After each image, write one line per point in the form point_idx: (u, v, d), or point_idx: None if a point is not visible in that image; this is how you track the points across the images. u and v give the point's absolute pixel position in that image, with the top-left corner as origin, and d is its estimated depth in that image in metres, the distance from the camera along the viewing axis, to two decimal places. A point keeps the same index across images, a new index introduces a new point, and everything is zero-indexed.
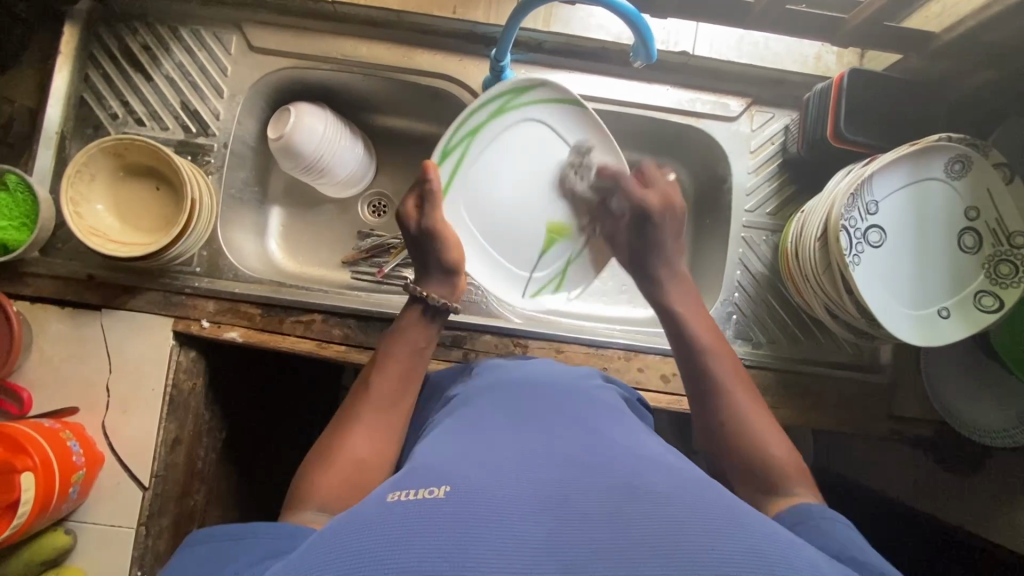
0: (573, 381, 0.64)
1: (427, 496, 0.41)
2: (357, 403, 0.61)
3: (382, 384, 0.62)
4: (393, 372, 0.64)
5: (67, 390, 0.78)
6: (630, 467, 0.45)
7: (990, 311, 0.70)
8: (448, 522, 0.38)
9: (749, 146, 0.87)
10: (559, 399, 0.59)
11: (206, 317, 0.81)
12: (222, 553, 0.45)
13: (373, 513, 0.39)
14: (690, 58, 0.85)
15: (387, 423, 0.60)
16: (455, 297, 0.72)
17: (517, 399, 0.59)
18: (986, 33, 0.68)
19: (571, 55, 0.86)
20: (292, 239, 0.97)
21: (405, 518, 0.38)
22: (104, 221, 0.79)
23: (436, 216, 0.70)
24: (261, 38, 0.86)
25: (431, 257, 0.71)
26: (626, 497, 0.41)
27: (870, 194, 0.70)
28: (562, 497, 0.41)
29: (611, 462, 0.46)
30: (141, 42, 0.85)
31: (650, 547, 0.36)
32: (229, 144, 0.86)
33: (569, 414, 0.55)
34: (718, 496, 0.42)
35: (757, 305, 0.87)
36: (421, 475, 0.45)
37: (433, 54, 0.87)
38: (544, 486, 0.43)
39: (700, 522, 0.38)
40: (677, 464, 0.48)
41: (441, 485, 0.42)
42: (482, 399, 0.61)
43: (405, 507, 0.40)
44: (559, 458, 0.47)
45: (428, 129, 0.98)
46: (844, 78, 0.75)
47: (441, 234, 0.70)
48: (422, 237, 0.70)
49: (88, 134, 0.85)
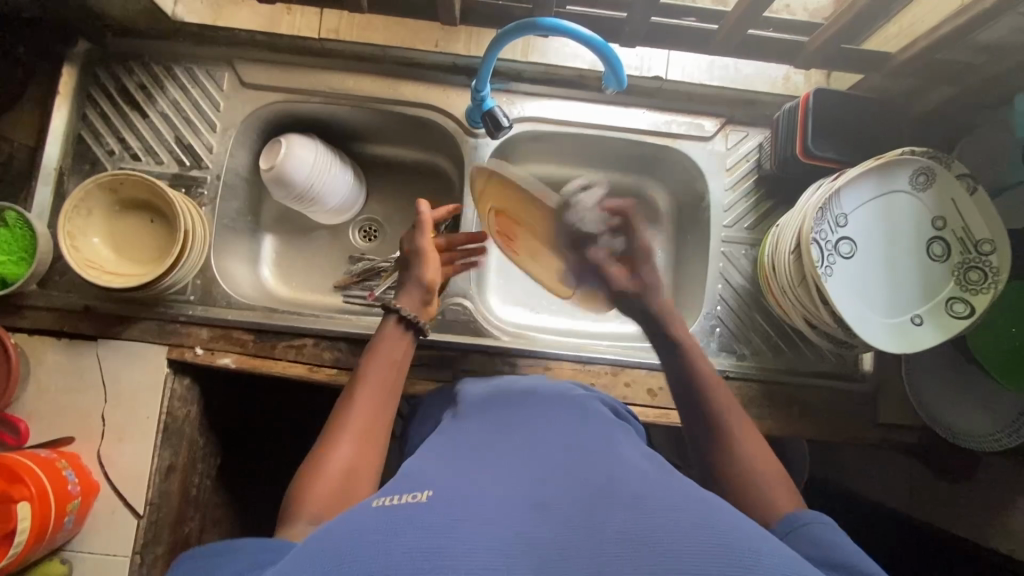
0: (554, 391, 0.66)
1: (410, 500, 0.43)
2: (339, 418, 0.61)
3: (363, 397, 0.62)
4: (375, 384, 0.64)
5: (63, 420, 0.79)
6: (608, 470, 0.47)
7: (962, 317, 0.71)
8: (429, 521, 0.40)
9: (725, 164, 0.90)
10: (541, 409, 0.61)
11: (200, 344, 0.82)
12: (219, 560, 0.46)
13: (360, 518, 0.41)
14: (664, 82, 0.88)
15: (373, 433, 0.60)
16: (424, 315, 0.72)
17: (504, 411, 0.61)
18: (939, 52, 0.71)
19: (550, 83, 0.89)
20: (285, 266, 0.99)
21: (392, 519, 0.40)
22: (101, 254, 0.81)
23: (425, 239, 0.72)
24: (252, 75, 0.90)
25: (408, 276, 0.72)
26: (601, 497, 0.43)
27: (839, 207, 0.73)
28: (542, 500, 0.43)
29: (592, 467, 0.48)
30: (137, 81, 0.89)
31: (624, 543, 0.38)
32: (222, 176, 0.89)
33: (551, 421, 0.57)
34: (695, 493, 0.44)
35: (740, 318, 0.88)
36: (405, 483, 0.47)
37: (417, 85, 0.90)
38: (524, 490, 0.44)
39: (673, 514, 0.40)
40: (659, 466, 0.50)
41: (424, 491, 0.44)
42: (467, 415, 0.62)
43: (392, 510, 0.41)
44: (541, 465, 0.49)
45: (416, 155, 1.01)
46: (809, 98, 0.78)
47: (426, 257, 0.72)
48: (408, 255, 0.72)
49: (86, 170, 0.88)
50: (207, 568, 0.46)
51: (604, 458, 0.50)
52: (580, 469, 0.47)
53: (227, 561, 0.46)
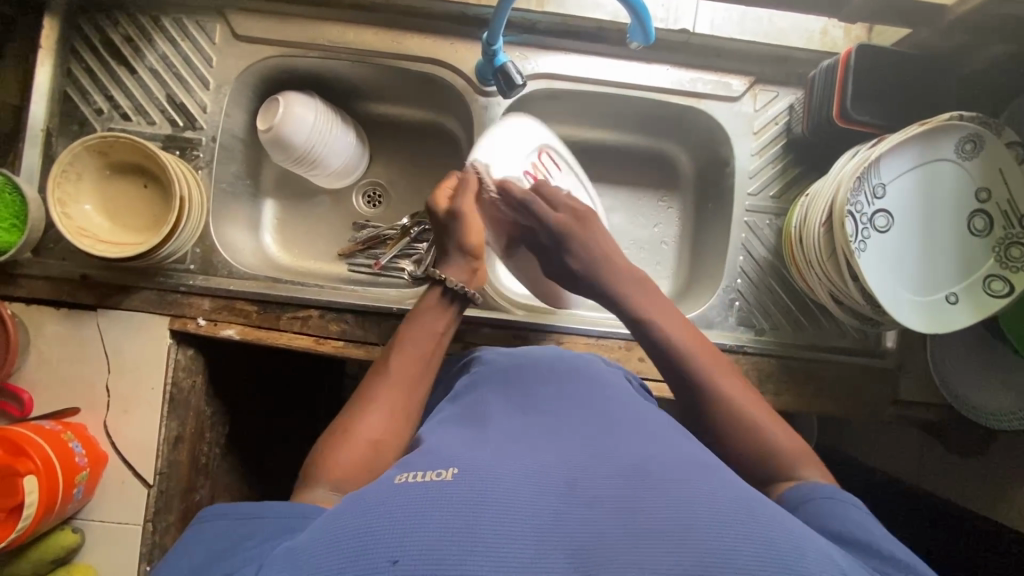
0: (576, 361, 0.62)
1: (433, 479, 0.38)
2: (373, 384, 0.59)
3: (400, 366, 0.60)
4: (411, 353, 0.62)
5: (67, 392, 0.78)
6: (640, 449, 0.43)
7: (999, 295, 0.68)
8: (455, 503, 0.36)
9: (752, 127, 0.84)
10: (563, 381, 0.57)
11: (202, 315, 0.80)
12: (230, 533, 0.44)
13: (378, 496, 0.37)
14: (691, 36, 0.81)
15: (406, 404, 0.58)
16: (473, 284, 0.70)
17: (521, 382, 0.57)
18: (999, 6, 0.65)
19: (567, 37, 0.83)
20: (287, 233, 0.96)
21: (411, 501, 0.36)
22: (93, 221, 0.78)
23: (469, 202, 0.69)
24: (245, 27, 0.83)
25: (452, 243, 0.68)
26: (636, 478, 0.38)
27: (877, 176, 0.68)
28: (573, 478, 0.39)
29: (622, 443, 0.44)
30: (123, 33, 0.83)
31: (664, 532, 0.34)
32: (218, 137, 0.84)
33: (574, 394, 0.54)
34: (732, 478, 0.41)
35: (761, 292, 0.85)
36: (425, 459, 0.42)
37: (422, 38, 0.84)
38: (550, 468, 0.40)
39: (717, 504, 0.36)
40: (695, 447, 0.46)
41: (448, 467, 0.40)
42: (486, 384, 0.58)
43: (412, 489, 0.37)
44: (572, 441, 0.45)
45: (422, 116, 0.96)
46: (851, 56, 0.72)
47: (470, 220, 0.68)
48: (449, 220, 0.69)
49: (74, 130, 0.83)
50: (222, 537, 0.44)
51: (635, 436, 0.46)
52: (609, 448, 0.43)
53: (241, 533, 0.43)
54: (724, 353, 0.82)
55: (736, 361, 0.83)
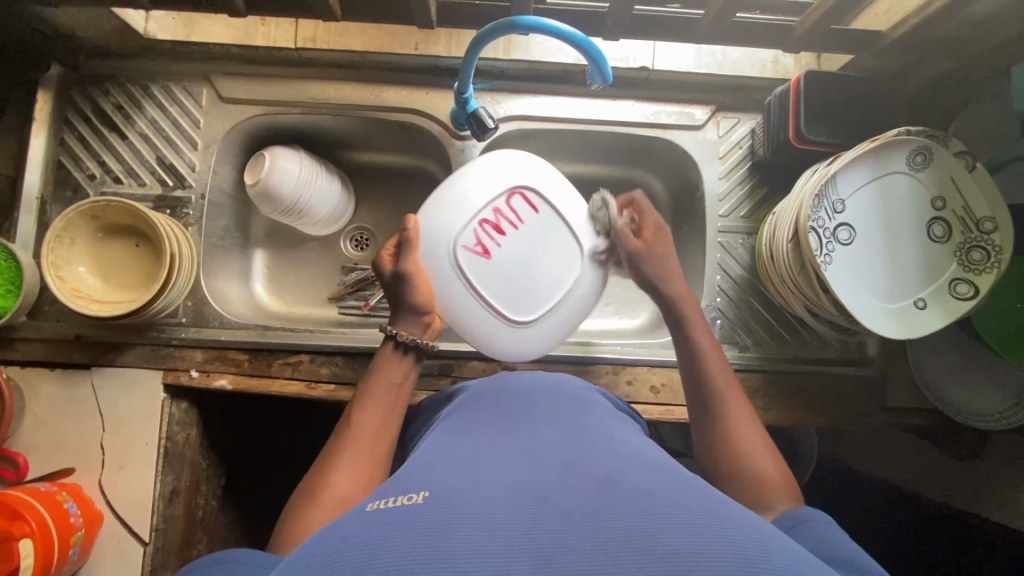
0: (554, 383, 0.63)
1: (405, 503, 0.39)
2: (339, 439, 0.59)
3: (363, 421, 0.60)
4: (373, 407, 0.61)
5: (62, 452, 0.79)
6: (609, 465, 0.44)
7: (966, 298, 0.70)
8: (423, 525, 0.37)
9: (718, 152, 0.88)
10: (538, 403, 0.58)
11: (195, 367, 0.81)
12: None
13: (353, 523, 0.38)
14: (650, 72, 0.86)
15: (371, 457, 0.58)
16: (429, 335, 0.69)
17: (497, 405, 0.58)
18: (930, 29, 0.69)
19: (535, 80, 0.87)
20: (277, 281, 0.98)
21: (383, 525, 0.37)
22: (86, 282, 0.80)
23: (411, 258, 0.66)
24: (230, 89, 0.87)
25: (399, 298, 0.67)
26: (602, 491, 0.40)
27: (835, 192, 0.71)
28: (542, 494, 0.40)
29: (592, 462, 0.45)
30: (114, 102, 0.87)
31: (625, 542, 0.35)
32: (206, 195, 0.87)
33: (548, 414, 0.55)
34: (697, 486, 0.42)
35: (741, 309, 0.87)
36: (400, 484, 0.44)
37: (398, 89, 0.88)
38: (518, 486, 0.41)
39: (677, 512, 0.37)
40: (664, 461, 0.47)
41: (421, 491, 0.41)
42: (465, 410, 0.60)
43: (384, 514, 0.38)
44: (539, 457, 0.46)
45: (403, 161, 0.99)
46: (801, 81, 0.76)
47: (414, 279, 0.66)
48: (396, 280, 0.67)
49: (68, 196, 0.86)
50: None
51: (600, 452, 0.47)
52: (580, 462, 0.45)
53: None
54: None
55: None
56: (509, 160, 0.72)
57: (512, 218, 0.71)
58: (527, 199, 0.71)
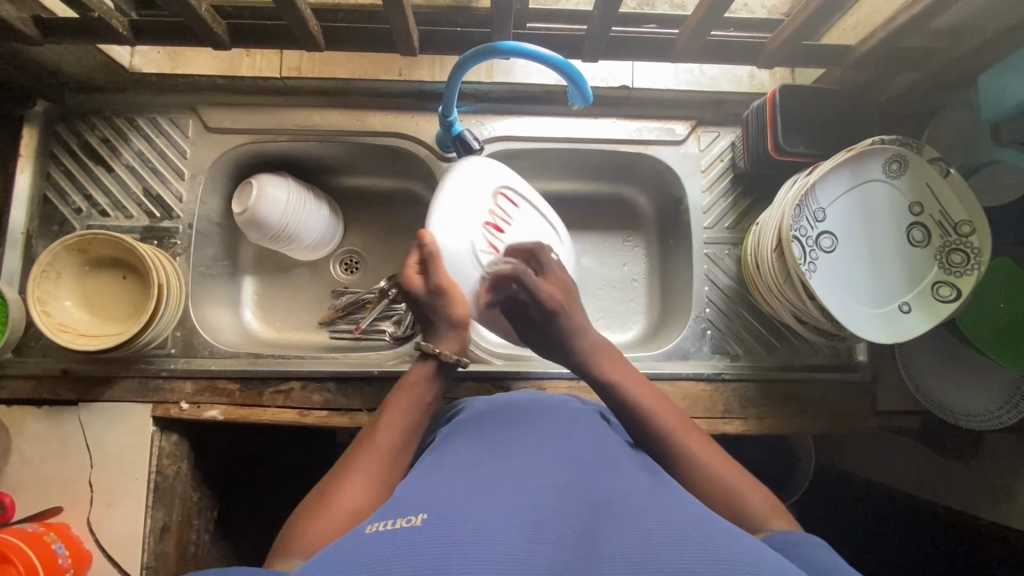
0: (551, 405, 0.63)
1: (404, 525, 0.39)
2: (356, 452, 0.58)
3: (382, 434, 0.59)
4: (394, 421, 0.60)
5: (49, 491, 0.77)
6: (605, 489, 0.44)
7: (948, 300, 0.71)
8: (421, 548, 0.36)
9: (699, 166, 0.90)
10: (535, 424, 0.58)
11: (185, 398, 0.81)
12: None
13: (351, 545, 0.38)
14: (630, 91, 0.88)
15: (387, 472, 0.56)
16: (464, 350, 0.67)
17: (494, 428, 0.58)
18: (897, 41, 0.71)
19: (518, 101, 0.89)
20: (267, 308, 0.98)
21: (382, 547, 0.36)
22: (74, 317, 0.79)
23: (439, 271, 0.65)
24: (215, 119, 0.88)
25: (435, 313, 0.66)
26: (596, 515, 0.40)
27: (817, 201, 0.72)
28: (537, 517, 0.40)
29: (587, 484, 0.45)
30: (100, 136, 0.88)
31: (622, 562, 0.35)
32: (194, 224, 0.87)
33: (543, 433, 0.55)
34: (691, 506, 0.42)
35: (731, 319, 0.88)
36: (398, 507, 0.43)
37: (383, 114, 0.89)
38: (515, 508, 0.41)
39: (670, 531, 0.37)
40: (660, 481, 0.47)
41: (418, 513, 0.40)
42: (462, 432, 0.59)
43: (380, 537, 0.38)
44: (536, 477, 0.46)
45: (390, 184, 1.00)
46: (776, 95, 0.78)
47: (451, 291, 0.65)
48: (430, 296, 0.65)
49: (54, 230, 0.86)
50: None
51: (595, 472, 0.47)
52: (576, 485, 0.45)
53: None
54: (703, 382, 0.83)
55: (716, 389, 0.84)
56: (484, 167, 0.76)
57: (503, 217, 0.77)
58: (509, 194, 0.79)
